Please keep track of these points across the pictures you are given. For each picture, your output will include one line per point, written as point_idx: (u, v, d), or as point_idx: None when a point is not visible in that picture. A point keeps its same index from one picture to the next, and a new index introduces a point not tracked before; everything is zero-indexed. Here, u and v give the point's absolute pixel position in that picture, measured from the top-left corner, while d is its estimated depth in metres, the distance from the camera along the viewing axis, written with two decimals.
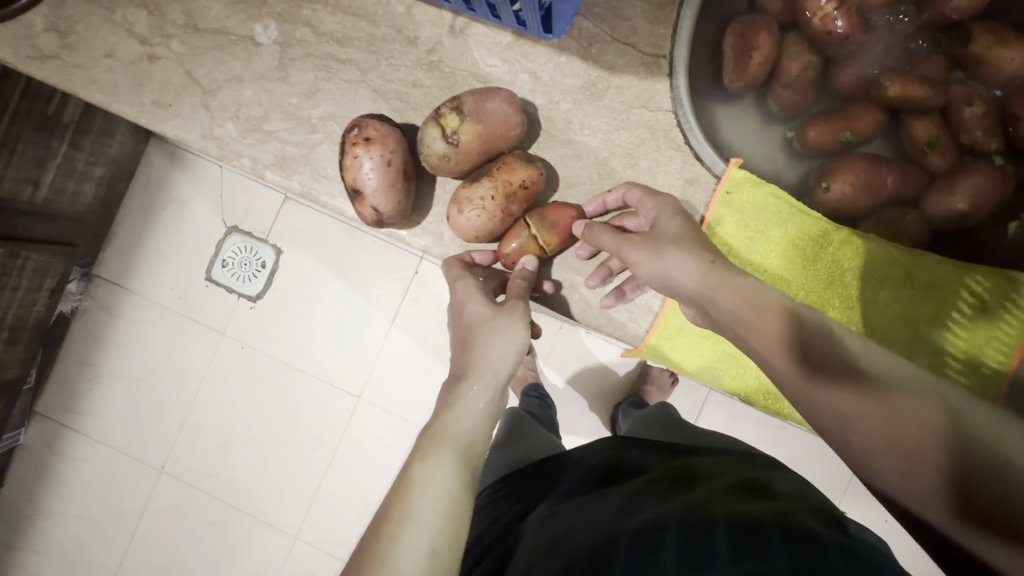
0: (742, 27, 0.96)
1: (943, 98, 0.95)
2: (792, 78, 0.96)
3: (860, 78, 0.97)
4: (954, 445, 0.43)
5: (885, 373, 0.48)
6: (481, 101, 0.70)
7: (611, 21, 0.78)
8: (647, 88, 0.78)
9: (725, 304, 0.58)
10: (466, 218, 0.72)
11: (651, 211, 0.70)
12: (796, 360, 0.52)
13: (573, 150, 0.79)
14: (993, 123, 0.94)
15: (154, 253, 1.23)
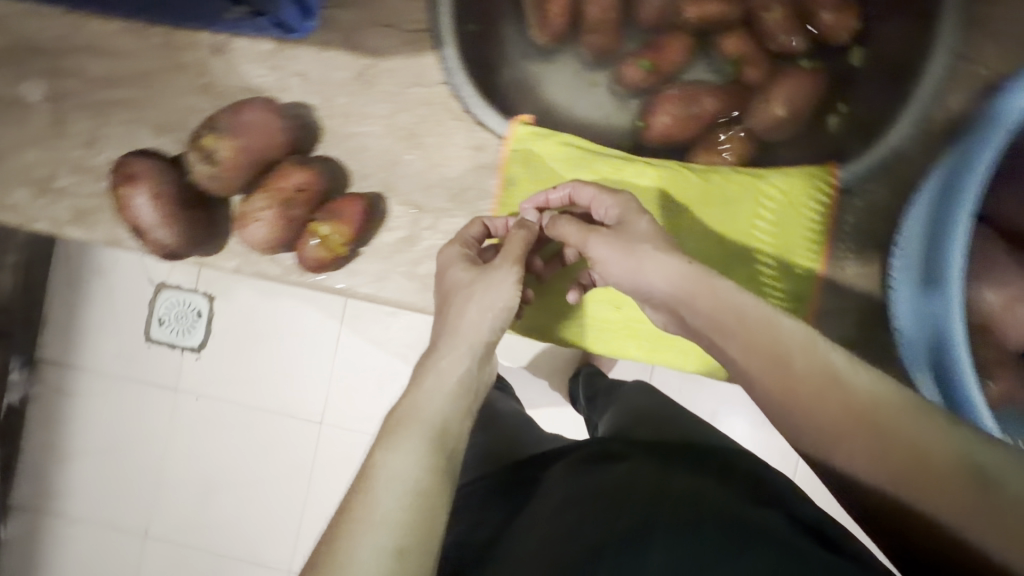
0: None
1: (741, 9, 0.94)
2: (595, 23, 0.96)
3: (662, 8, 0.96)
4: (915, 461, 0.49)
5: (857, 386, 0.53)
6: (235, 115, 0.71)
7: (368, 6, 0.78)
8: (416, 65, 0.78)
9: (698, 304, 0.59)
10: (252, 232, 0.73)
11: (610, 207, 0.69)
12: (775, 369, 0.55)
13: (358, 143, 0.79)
14: (796, 24, 0.93)
15: (89, 325, 1.21)
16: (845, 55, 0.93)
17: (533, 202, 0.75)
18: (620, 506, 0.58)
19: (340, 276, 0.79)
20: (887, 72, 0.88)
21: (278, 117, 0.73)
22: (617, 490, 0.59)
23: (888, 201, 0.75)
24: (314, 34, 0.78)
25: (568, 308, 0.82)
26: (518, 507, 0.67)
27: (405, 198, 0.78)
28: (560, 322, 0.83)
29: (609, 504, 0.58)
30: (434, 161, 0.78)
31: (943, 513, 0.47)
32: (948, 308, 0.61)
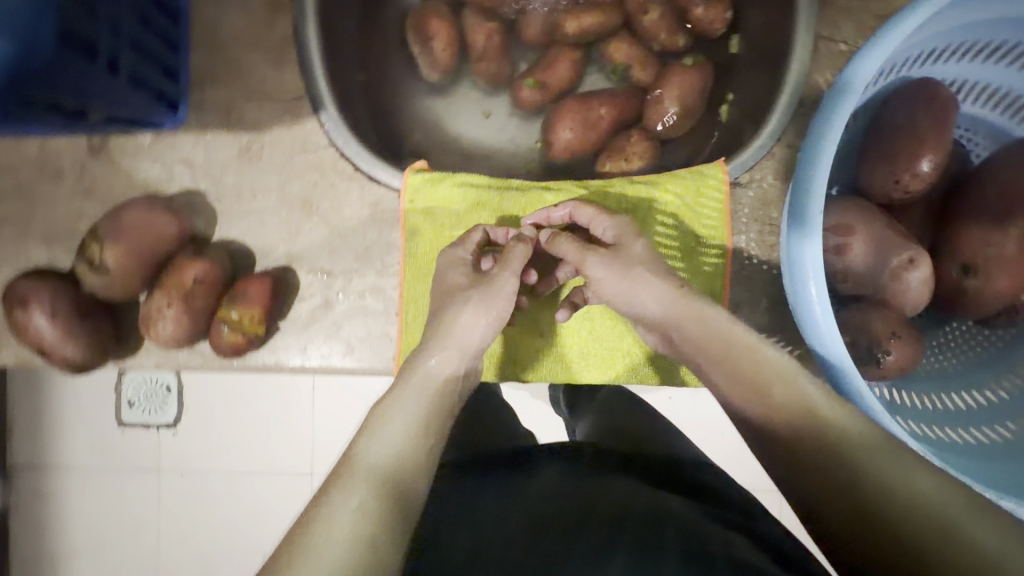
0: (418, 22, 0.96)
1: (620, 16, 0.96)
2: (481, 51, 0.97)
3: (545, 24, 0.97)
4: (891, 506, 0.49)
5: (842, 425, 0.54)
6: (115, 221, 0.71)
7: (238, 81, 0.77)
8: (298, 132, 0.78)
9: (688, 334, 0.64)
10: (159, 331, 0.72)
11: (609, 230, 0.72)
12: (758, 402, 0.58)
13: (255, 219, 0.78)
14: (672, 22, 0.94)
15: (54, 421, 1.09)
16: (724, 45, 0.96)
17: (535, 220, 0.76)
18: (575, 521, 0.58)
19: (264, 354, 0.78)
20: (762, 58, 0.91)
21: (163, 213, 0.72)
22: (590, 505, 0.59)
23: (779, 188, 0.78)
24: (188, 118, 0.78)
25: (528, 341, 0.79)
26: (506, 489, 0.65)
27: (314, 265, 0.78)
28: (528, 355, 0.79)
29: (574, 518, 0.58)
30: (335, 224, 0.78)
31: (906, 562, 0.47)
32: (796, 251, 0.61)
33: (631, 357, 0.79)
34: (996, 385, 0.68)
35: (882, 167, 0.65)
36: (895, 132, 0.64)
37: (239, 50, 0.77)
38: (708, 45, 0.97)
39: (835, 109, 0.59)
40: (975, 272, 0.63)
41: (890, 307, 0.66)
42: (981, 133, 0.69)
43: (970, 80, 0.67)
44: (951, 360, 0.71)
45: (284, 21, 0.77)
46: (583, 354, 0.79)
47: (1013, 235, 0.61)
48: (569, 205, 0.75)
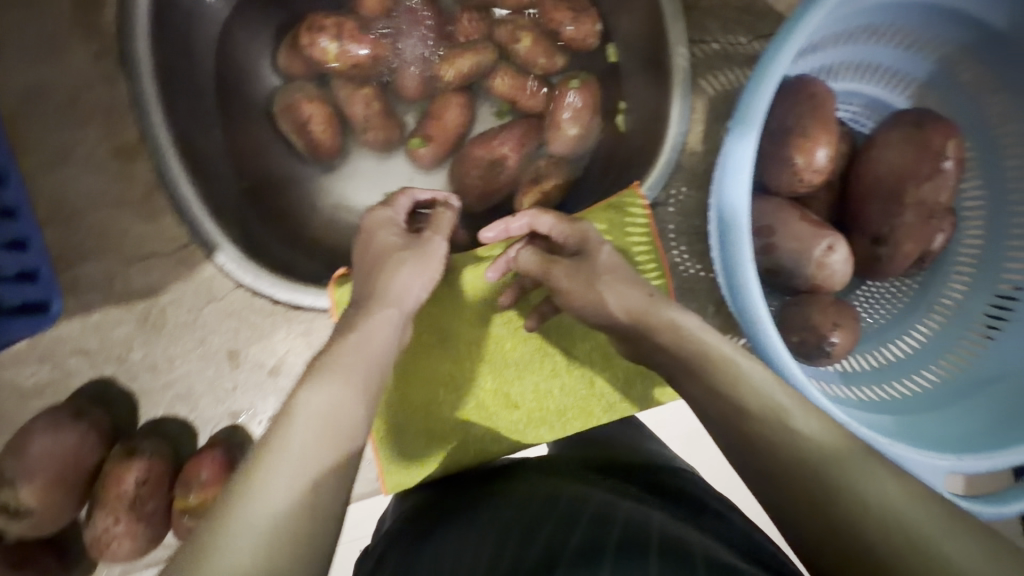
0: (286, 106, 0.88)
1: (493, 49, 0.93)
2: (364, 120, 0.90)
3: (421, 76, 0.92)
4: (860, 527, 0.41)
5: (803, 431, 0.47)
6: (19, 457, 0.61)
7: (113, 247, 0.69)
8: (199, 283, 0.71)
9: (660, 342, 0.56)
10: (115, 550, 0.65)
11: (571, 239, 0.67)
12: (723, 417, 0.51)
13: (182, 389, 0.71)
14: (547, 44, 0.92)
15: None
16: (603, 55, 0.95)
17: (491, 232, 0.70)
18: (542, 555, 0.50)
19: None
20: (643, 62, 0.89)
21: (72, 428, 0.64)
22: (562, 525, 0.54)
23: (695, 197, 0.80)
24: (68, 305, 0.69)
25: (504, 417, 0.77)
26: (457, 533, 0.59)
27: (263, 414, 0.72)
28: (506, 430, 0.78)
29: (542, 556, 0.50)
30: (271, 365, 0.72)
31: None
32: (726, 203, 0.60)
33: (608, 399, 0.79)
34: (920, 328, 0.74)
35: (784, 168, 0.67)
36: (786, 135, 0.67)
37: (102, 213, 0.69)
38: (589, 57, 0.96)
39: (757, 89, 0.58)
40: (885, 241, 0.68)
41: (823, 291, 0.70)
42: (857, 105, 0.74)
43: (844, 61, 0.71)
44: (878, 315, 0.76)
45: (144, 170, 0.70)
46: (561, 411, 0.78)
47: (909, 205, 0.66)
48: (528, 213, 0.69)
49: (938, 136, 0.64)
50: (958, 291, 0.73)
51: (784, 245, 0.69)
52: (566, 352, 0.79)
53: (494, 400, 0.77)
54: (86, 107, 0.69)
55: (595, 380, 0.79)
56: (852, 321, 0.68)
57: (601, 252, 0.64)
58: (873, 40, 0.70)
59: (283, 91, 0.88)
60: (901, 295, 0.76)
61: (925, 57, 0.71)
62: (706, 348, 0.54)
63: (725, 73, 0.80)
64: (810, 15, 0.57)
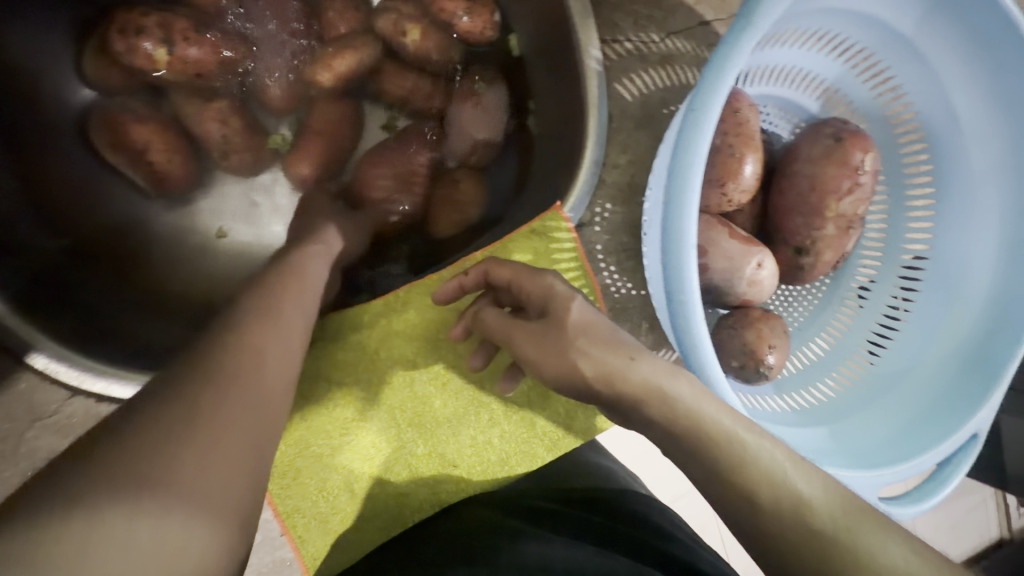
0: (110, 133, 0.68)
1: (376, 44, 0.76)
2: (222, 143, 0.72)
3: (289, 86, 0.75)
4: None
5: (810, 501, 0.38)
6: None
7: None
8: (20, 395, 0.56)
9: (643, 413, 0.46)
10: None
11: (534, 295, 0.55)
12: (735, 504, 0.40)
13: None
14: (441, 38, 0.77)
15: None
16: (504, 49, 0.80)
17: (444, 291, 0.63)
18: None
19: None
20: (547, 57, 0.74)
21: None
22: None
23: (622, 212, 0.75)
24: None
25: (441, 480, 0.69)
26: None
27: None
28: (446, 492, 0.70)
29: None
30: None
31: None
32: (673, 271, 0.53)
33: (551, 438, 0.74)
34: (836, 321, 0.76)
35: (712, 189, 0.64)
36: (713, 154, 0.62)
37: None
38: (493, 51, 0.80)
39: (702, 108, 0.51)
40: (807, 252, 0.68)
41: (752, 306, 0.69)
42: (773, 108, 0.72)
43: (764, 66, 0.67)
44: (796, 313, 0.78)
45: None
46: (503, 460, 0.72)
47: (829, 218, 0.65)
48: (482, 264, 0.61)
49: (856, 151, 0.63)
50: (865, 280, 0.76)
51: (716, 266, 0.66)
52: (501, 398, 0.71)
53: (428, 464, 0.69)
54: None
55: (535, 421, 0.73)
56: (784, 338, 0.68)
57: (568, 310, 0.51)
58: (790, 44, 0.66)
59: (105, 112, 0.68)
60: (815, 293, 0.78)
61: (833, 56, 0.70)
62: (699, 417, 0.44)
63: (642, 75, 0.73)
64: (734, 52, 0.51)
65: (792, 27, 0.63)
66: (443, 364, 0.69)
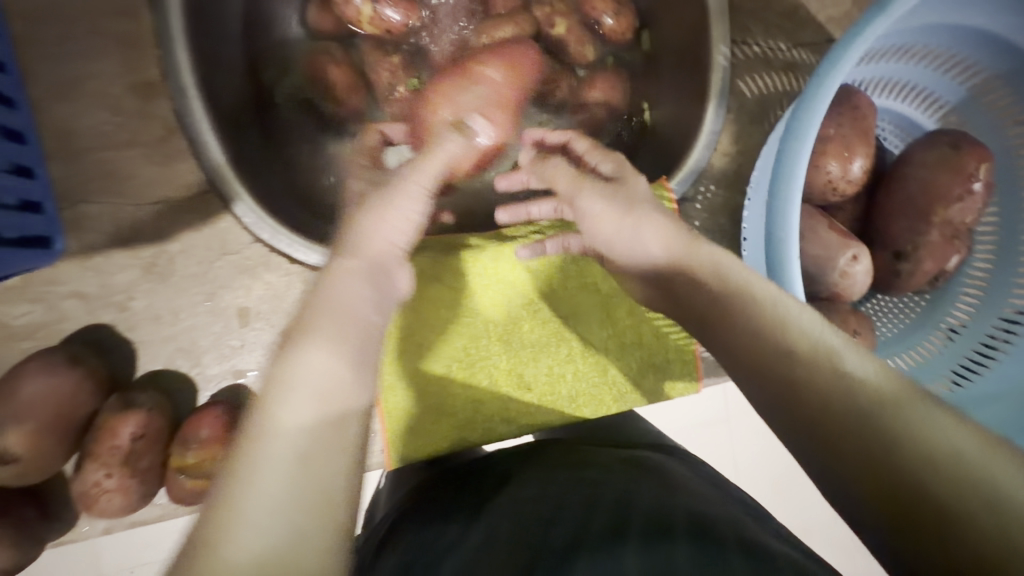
0: (309, 63, 0.79)
1: (531, 28, 0.84)
2: (390, 88, 0.82)
3: (451, 45, 0.85)
4: (912, 449, 0.36)
5: (857, 377, 0.40)
6: (9, 398, 0.58)
7: (120, 188, 0.64)
8: (214, 234, 0.67)
9: (705, 308, 0.51)
10: (104, 506, 0.61)
11: (606, 163, 0.65)
12: (770, 353, 0.44)
13: (186, 343, 0.67)
14: (583, 35, 0.85)
15: None
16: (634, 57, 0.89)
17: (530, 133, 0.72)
18: (569, 542, 0.50)
19: None
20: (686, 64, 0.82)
21: (69, 370, 0.60)
22: (568, 524, 0.53)
23: (723, 196, 0.82)
24: (68, 244, 0.64)
25: (516, 397, 0.77)
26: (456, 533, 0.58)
27: None
28: (515, 410, 0.77)
29: (568, 541, 0.51)
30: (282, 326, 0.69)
31: (939, 551, 0.34)
32: (778, 216, 0.59)
33: (619, 389, 0.79)
34: (928, 342, 0.76)
35: (819, 177, 0.68)
36: (826, 144, 0.67)
37: (112, 151, 0.64)
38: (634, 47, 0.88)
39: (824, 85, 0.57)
40: (906, 258, 0.69)
41: (841, 299, 0.72)
42: (887, 121, 0.77)
43: (880, 77, 0.72)
44: (888, 325, 0.79)
45: (164, 109, 0.65)
46: (572, 398, 0.78)
47: (935, 224, 0.67)
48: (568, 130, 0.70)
49: (971, 160, 0.66)
50: (965, 312, 0.75)
51: (811, 252, 0.70)
52: (582, 339, 0.78)
53: (508, 380, 0.77)
54: (89, 44, 0.62)
55: (608, 368, 0.79)
56: (868, 330, 0.72)
57: (636, 180, 0.63)
58: (908, 59, 0.71)
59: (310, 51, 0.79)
60: (911, 308, 0.79)
61: (961, 83, 0.72)
62: (752, 310, 0.47)
63: (763, 77, 0.80)
64: (866, 33, 0.56)
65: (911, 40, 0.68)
66: (541, 293, 0.77)
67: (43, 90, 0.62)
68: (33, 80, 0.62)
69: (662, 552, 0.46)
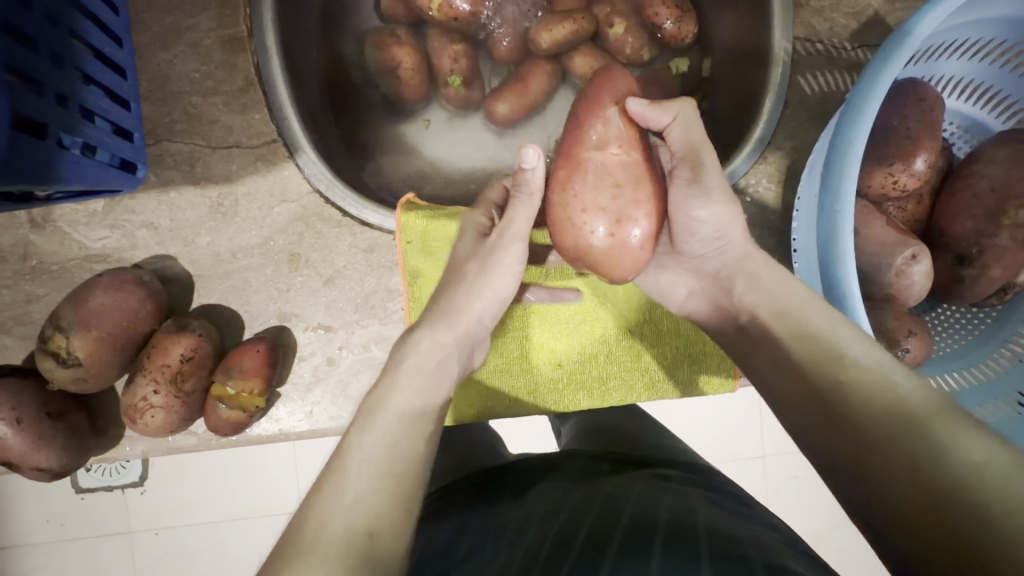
0: (378, 46, 0.82)
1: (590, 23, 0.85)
2: (448, 75, 0.85)
3: (514, 36, 0.87)
4: (939, 470, 0.41)
5: (902, 399, 0.45)
6: (79, 307, 0.63)
7: (200, 131, 0.70)
8: (276, 180, 0.71)
9: (763, 324, 0.55)
10: (145, 422, 0.65)
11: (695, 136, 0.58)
12: (815, 374, 0.49)
13: (239, 281, 0.71)
14: (642, 33, 0.86)
15: (34, 497, 0.97)
16: (692, 58, 0.89)
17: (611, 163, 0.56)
18: (589, 539, 0.53)
19: (264, 425, 0.73)
20: (743, 58, 0.81)
21: (134, 289, 0.64)
22: (595, 524, 0.55)
23: (775, 191, 0.80)
24: (148, 176, 0.70)
25: (543, 369, 0.77)
26: (490, 528, 0.62)
27: (310, 322, 0.72)
28: (540, 385, 0.77)
29: (587, 540, 0.53)
30: (329, 276, 0.72)
31: (960, 555, 0.38)
32: (832, 190, 0.56)
33: (651, 376, 0.78)
34: (990, 362, 0.72)
35: (880, 168, 0.66)
36: (888, 135, 0.66)
37: (199, 96, 0.70)
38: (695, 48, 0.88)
39: (890, 59, 0.55)
40: (971, 262, 0.66)
41: (898, 300, 0.68)
42: (956, 124, 0.74)
43: (940, 74, 0.71)
44: (945, 340, 0.75)
45: (246, 63, 0.70)
46: (602, 379, 0.77)
47: (1006, 226, 0.64)
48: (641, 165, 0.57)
49: None
50: None
51: (865, 247, 0.67)
52: (619, 323, 0.78)
53: (539, 353, 0.77)
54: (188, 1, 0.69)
55: (642, 354, 0.78)
56: (924, 332, 0.67)
57: None
58: (980, 57, 0.69)
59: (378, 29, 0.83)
60: (975, 324, 0.74)
61: None
62: (804, 327, 0.51)
63: (825, 75, 0.79)
64: (939, 5, 0.55)
65: (981, 35, 0.67)
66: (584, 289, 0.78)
67: (145, 38, 0.69)
68: (139, 29, 0.69)
69: (685, 565, 0.46)
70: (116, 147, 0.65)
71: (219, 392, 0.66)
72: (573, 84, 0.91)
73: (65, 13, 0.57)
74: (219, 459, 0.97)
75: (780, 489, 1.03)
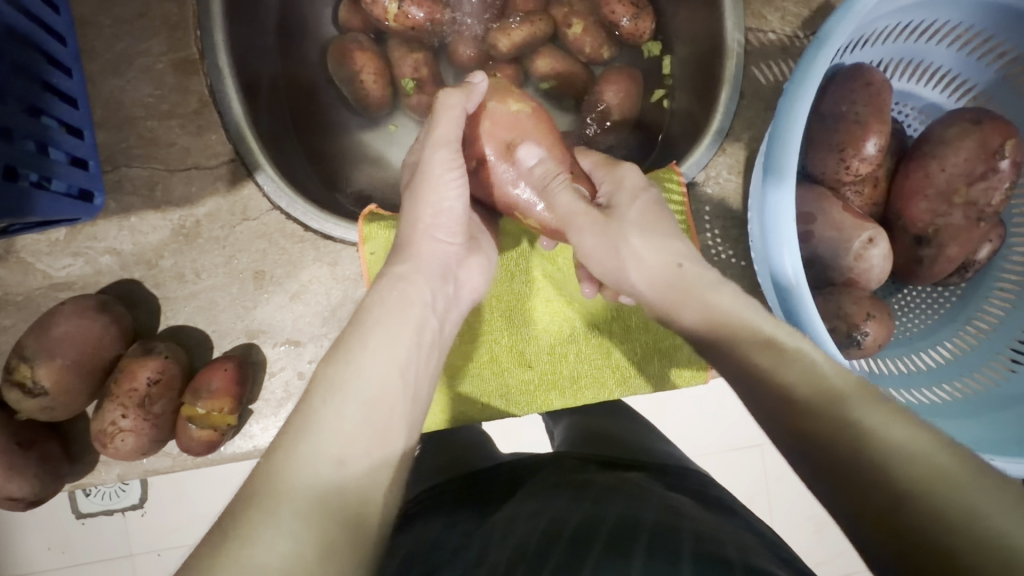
0: (339, 56, 0.82)
1: (549, 24, 0.85)
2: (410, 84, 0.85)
3: (473, 46, 0.87)
4: (873, 446, 0.40)
5: (829, 378, 0.45)
6: (43, 336, 0.63)
7: (158, 155, 0.71)
8: (236, 199, 0.72)
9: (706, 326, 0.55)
10: (116, 447, 0.66)
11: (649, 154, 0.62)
12: (754, 361, 0.49)
13: (205, 301, 0.72)
14: (600, 32, 0.86)
15: (36, 526, 0.98)
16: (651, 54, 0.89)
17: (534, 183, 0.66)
18: (575, 536, 0.53)
19: (239, 442, 0.73)
20: (699, 51, 0.81)
21: (98, 315, 0.65)
22: (583, 523, 0.55)
23: (736, 182, 0.81)
24: (107, 203, 0.70)
25: (514, 373, 0.78)
26: (472, 530, 0.61)
27: (279, 338, 0.73)
28: (512, 389, 0.78)
29: (572, 538, 0.53)
30: (294, 291, 0.73)
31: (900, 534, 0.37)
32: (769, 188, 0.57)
33: (623, 373, 0.78)
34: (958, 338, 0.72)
35: (832, 155, 0.66)
36: (838, 121, 0.66)
37: (154, 121, 0.70)
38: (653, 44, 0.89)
39: (816, 54, 0.56)
40: (928, 242, 0.67)
41: (858, 285, 0.68)
42: (910, 106, 0.74)
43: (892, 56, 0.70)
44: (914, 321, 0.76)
45: (201, 85, 0.71)
46: (574, 378, 0.78)
47: (957, 205, 0.64)
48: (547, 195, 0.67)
49: (994, 136, 0.63)
50: (999, 304, 0.71)
51: (822, 233, 0.67)
52: (589, 323, 0.78)
53: (510, 356, 0.78)
54: (138, 28, 0.69)
55: (612, 351, 0.78)
56: (885, 314, 0.68)
57: None
58: (928, 39, 0.70)
59: (338, 40, 0.83)
60: (941, 302, 0.75)
61: (984, 65, 0.70)
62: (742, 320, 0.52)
63: (780, 65, 0.80)
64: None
65: (928, 18, 0.67)
66: (554, 293, 0.78)
67: (96, 66, 0.69)
68: (90, 57, 0.69)
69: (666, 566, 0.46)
70: (72, 176, 0.65)
71: (189, 412, 0.67)
72: (536, 87, 0.91)
73: (8, 47, 0.58)
74: (216, 479, 0.97)
75: (767, 478, 1.03)
